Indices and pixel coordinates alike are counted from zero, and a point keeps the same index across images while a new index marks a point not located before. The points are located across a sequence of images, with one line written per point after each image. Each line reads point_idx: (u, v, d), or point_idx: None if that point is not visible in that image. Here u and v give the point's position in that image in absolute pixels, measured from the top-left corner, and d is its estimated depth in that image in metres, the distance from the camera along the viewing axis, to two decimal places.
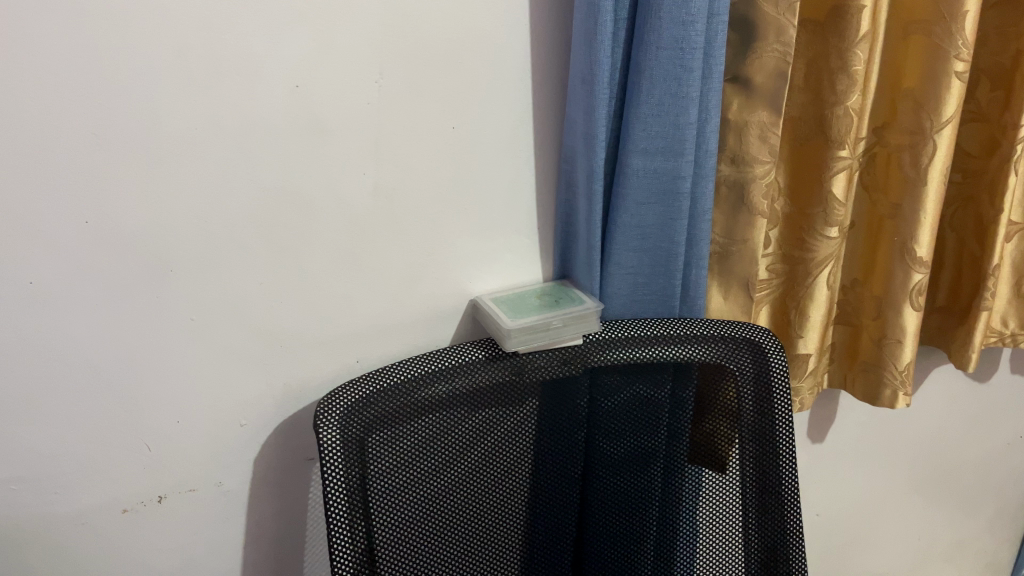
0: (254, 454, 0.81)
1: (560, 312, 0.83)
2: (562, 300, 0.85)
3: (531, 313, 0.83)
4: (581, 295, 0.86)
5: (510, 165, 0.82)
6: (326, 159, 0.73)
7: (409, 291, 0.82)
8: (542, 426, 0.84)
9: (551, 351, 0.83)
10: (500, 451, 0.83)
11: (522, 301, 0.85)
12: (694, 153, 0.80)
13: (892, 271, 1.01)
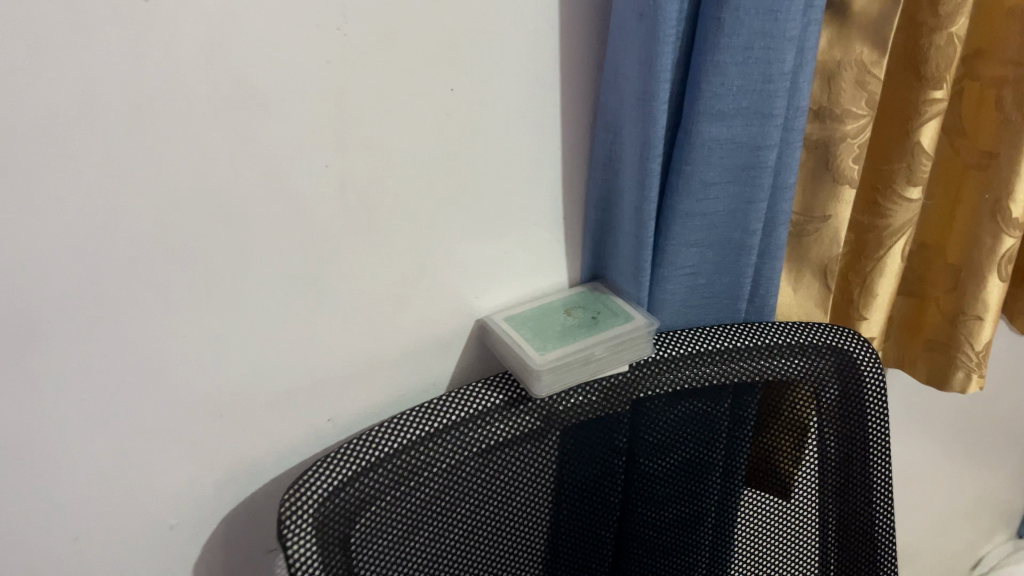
0: (194, 556, 0.59)
1: (603, 334, 0.61)
2: (601, 314, 0.64)
3: (564, 340, 0.61)
4: (626, 305, 0.64)
5: (528, 138, 0.58)
6: (269, 153, 0.49)
7: (394, 316, 0.60)
8: (580, 486, 0.64)
9: (589, 385, 0.63)
10: (527, 521, 0.63)
11: (549, 319, 0.63)
12: (783, 113, 0.58)
13: (977, 235, 0.82)
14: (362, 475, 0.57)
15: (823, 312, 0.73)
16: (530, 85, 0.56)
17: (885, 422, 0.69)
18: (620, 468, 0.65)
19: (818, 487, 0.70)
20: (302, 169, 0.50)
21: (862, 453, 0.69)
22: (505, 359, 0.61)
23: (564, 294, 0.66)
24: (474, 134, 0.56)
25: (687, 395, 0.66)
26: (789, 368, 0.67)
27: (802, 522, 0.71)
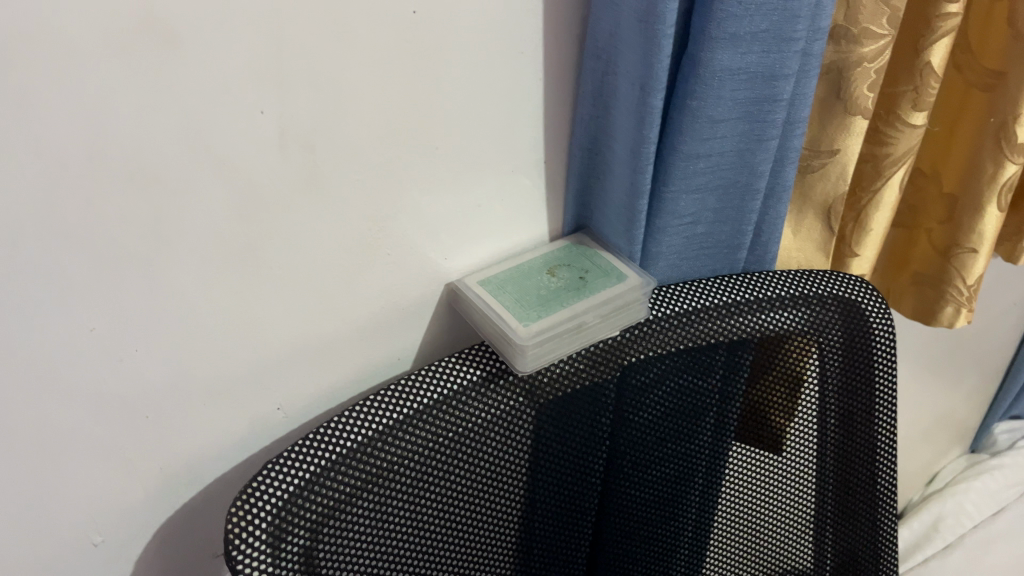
0: (128, 557, 0.52)
1: (595, 300, 0.56)
2: (590, 273, 0.58)
3: (552, 308, 0.55)
4: (617, 262, 0.58)
5: (505, 71, 0.49)
6: (187, 100, 0.39)
7: (349, 286, 0.51)
8: (567, 459, 0.57)
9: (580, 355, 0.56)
10: (511, 504, 0.57)
11: (532, 284, 0.57)
12: (805, 35, 0.49)
13: (977, 162, 0.75)
14: (325, 474, 0.49)
15: (825, 255, 0.67)
16: (508, 7, 0.46)
17: (893, 375, 0.64)
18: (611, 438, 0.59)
19: (821, 448, 0.65)
20: (231, 121, 0.41)
21: (867, 409, 0.64)
22: (487, 333, 0.55)
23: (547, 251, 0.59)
24: (444, 68, 0.46)
25: (685, 359, 0.59)
26: (795, 323, 0.61)
27: (801, 482, 0.66)
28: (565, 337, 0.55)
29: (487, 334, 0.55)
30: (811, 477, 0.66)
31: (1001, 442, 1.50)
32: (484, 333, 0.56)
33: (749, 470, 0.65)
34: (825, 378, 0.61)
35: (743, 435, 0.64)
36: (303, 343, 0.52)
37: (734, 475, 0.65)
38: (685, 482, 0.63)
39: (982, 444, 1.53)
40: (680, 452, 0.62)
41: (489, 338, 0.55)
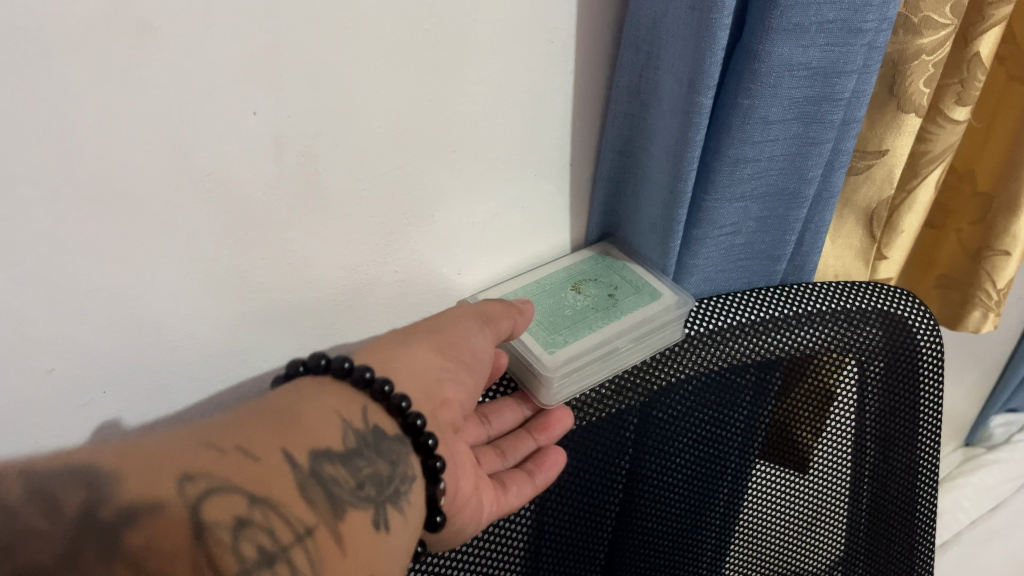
0: None
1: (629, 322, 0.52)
2: (619, 290, 0.54)
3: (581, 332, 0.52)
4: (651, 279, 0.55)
5: (532, 64, 0.43)
6: (165, 100, 0.32)
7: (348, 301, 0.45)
8: (585, 488, 0.52)
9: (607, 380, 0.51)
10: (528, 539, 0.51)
11: (558, 301, 0.53)
12: (874, 27, 0.43)
13: (1016, 161, 0.70)
14: None
15: (864, 264, 0.61)
16: None
17: (938, 395, 0.59)
18: (635, 467, 0.53)
19: (857, 472, 0.60)
20: (219, 125, 0.34)
21: (908, 431, 0.60)
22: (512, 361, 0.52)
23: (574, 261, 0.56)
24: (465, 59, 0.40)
25: (718, 380, 0.53)
26: (836, 341, 0.55)
27: (834, 507, 0.61)
28: (598, 362, 0.51)
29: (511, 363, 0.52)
30: (844, 502, 0.61)
31: (997, 436, 1.48)
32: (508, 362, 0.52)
33: (783, 500, 0.59)
34: (865, 398, 0.56)
35: (779, 463, 0.58)
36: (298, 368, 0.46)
37: (765, 504, 0.59)
38: (712, 512, 0.58)
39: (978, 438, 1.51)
40: (710, 480, 0.57)
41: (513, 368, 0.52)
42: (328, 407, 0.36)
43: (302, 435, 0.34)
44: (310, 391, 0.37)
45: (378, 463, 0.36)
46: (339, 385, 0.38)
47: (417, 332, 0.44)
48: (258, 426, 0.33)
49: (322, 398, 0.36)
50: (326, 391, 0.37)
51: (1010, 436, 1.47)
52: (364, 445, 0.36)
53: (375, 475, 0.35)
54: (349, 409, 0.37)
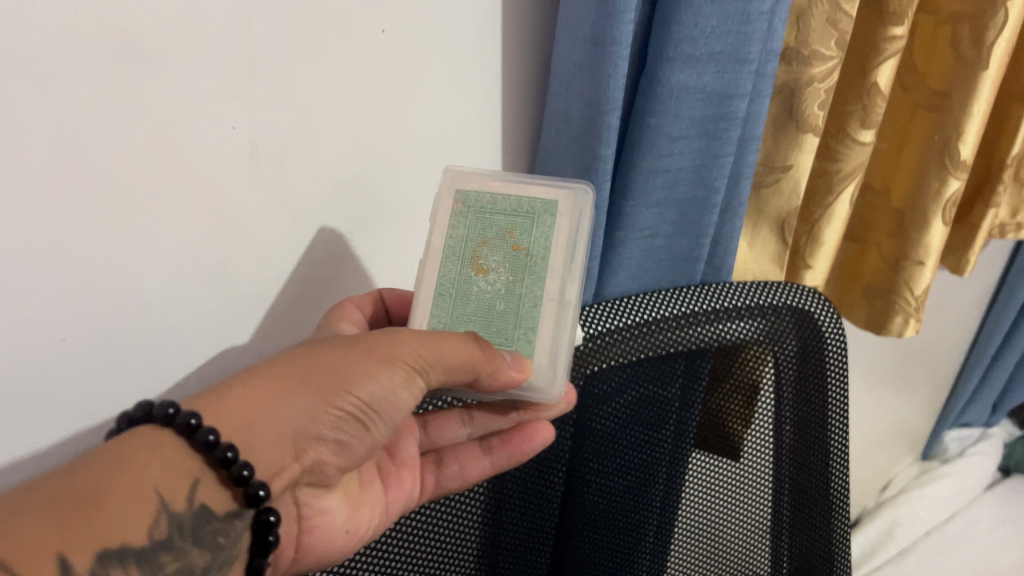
0: None
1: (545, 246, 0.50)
2: (517, 226, 0.51)
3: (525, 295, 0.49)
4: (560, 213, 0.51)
5: (461, 88, 0.52)
6: (162, 116, 0.40)
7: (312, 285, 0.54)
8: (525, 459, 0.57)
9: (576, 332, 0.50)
10: (473, 523, 0.56)
11: (476, 299, 0.50)
12: (759, 57, 0.51)
13: (925, 180, 0.78)
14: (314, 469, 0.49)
15: (779, 268, 0.69)
16: (465, 21, 0.49)
17: (845, 385, 0.65)
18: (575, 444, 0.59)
19: (778, 459, 0.65)
20: (200, 135, 0.42)
21: (823, 420, 0.65)
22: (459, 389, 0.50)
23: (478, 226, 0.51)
24: (404, 79, 0.49)
25: (646, 367, 0.60)
26: (749, 332, 0.63)
27: (758, 488, 0.66)
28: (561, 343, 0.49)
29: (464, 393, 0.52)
30: (768, 484, 0.66)
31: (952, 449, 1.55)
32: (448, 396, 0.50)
33: (710, 483, 0.65)
34: (779, 381, 0.62)
35: (712, 449, 0.64)
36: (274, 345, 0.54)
37: (699, 486, 0.64)
38: (651, 498, 0.62)
39: (934, 451, 1.58)
40: (650, 464, 0.62)
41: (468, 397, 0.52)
42: (148, 480, 0.36)
43: (110, 526, 0.34)
44: (141, 451, 0.37)
45: (190, 552, 0.38)
46: (176, 442, 0.38)
47: (369, 352, 0.44)
48: (69, 503, 0.33)
49: (150, 468, 0.37)
50: (157, 454, 0.37)
51: (963, 449, 1.53)
52: (178, 533, 0.37)
53: (182, 566, 0.37)
54: (174, 482, 0.37)
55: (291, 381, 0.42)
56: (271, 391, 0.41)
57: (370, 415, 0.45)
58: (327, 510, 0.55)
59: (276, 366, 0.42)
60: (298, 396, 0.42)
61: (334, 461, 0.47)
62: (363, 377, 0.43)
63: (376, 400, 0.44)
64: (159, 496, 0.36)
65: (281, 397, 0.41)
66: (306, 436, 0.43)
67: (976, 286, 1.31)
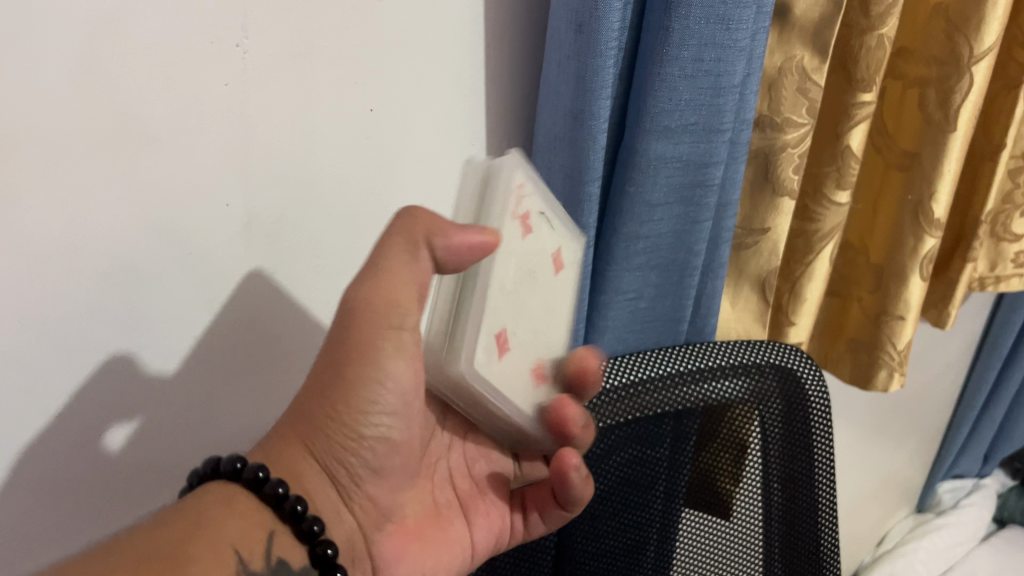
0: None
1: (521, 243, 0.47)
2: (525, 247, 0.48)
3: (527, 292, 0.47)
4: (531, 214, 0.47)
5: (450, 160, 0.54)
6: (160, 194, 0.42)
7: (305, 351, 0.55)
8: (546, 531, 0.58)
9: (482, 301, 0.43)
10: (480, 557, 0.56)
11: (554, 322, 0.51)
12: (731, 127, 0.53)
13: (900, 238, 0.80)
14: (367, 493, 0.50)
15: (761, 325, 0.71)
16: (452, 96, 0.51)
17: (829, 440, 0.64)
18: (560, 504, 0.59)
19: (768, 516, 0.64)
20: (198, 210, 0.43)
21: (808, 474, 0.64)
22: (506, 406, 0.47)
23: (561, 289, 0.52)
24: (392, 152, 0.51)
25: (638, 428, 0.59)
26: (736, 390, 0.62)
27: (749, 553, 0.64)
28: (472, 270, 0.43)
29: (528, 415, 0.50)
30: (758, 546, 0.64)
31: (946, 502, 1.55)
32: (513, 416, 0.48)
33: (706, 545, 0.62)
34: (759, 436, 0.62)
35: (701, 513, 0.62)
36: (269, 409, 0.55)
37: (691, 552, 0.62)
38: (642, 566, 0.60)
39: (927, 504, 1.58)
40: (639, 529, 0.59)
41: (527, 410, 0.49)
42: (224, 540, 0.38)
43: None
44: (211, 509, 0.40)
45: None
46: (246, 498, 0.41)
47: (343, 380, 0.45)
48: (147, 556, 0.35)
49: (224, 527, 0.39)
50: (228, 509, 0.40)
51: (956, 501, 1.52)
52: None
53: None
54: (246, 541, 0.39)
55: (308, 428, 0.45)
56: (297, 445, 0.46)
57: (397, 424, 0.48)
58: (401, 556, 0.53)
59: (287, 415, 0.47)
60: (322, 441, 0.46)
61: (382, 486, 0.51)
62: (363, 406, 0.45)
63: (395, 406, 0.47)
64: (235, 554, 0.38)
65: (307, 454, 0.46)
66: (341, 469, 0.47)
67: (959, 337, 1.33)
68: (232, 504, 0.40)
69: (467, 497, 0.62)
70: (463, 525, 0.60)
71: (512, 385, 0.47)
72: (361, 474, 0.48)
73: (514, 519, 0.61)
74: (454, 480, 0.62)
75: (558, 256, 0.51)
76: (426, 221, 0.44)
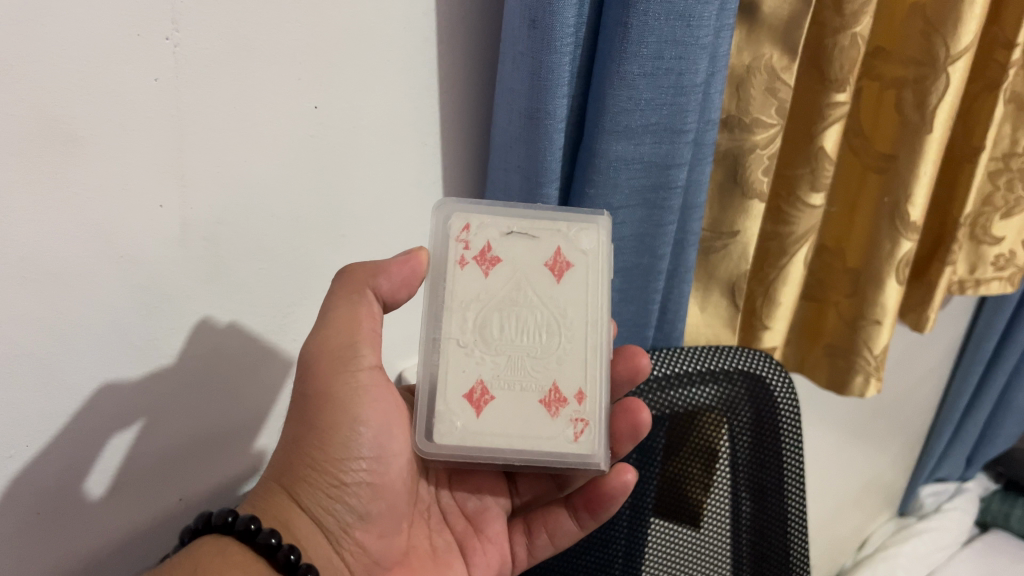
0: None
1: (484, 280, 0.50)
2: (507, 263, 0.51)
3: (502, 312, 0.50)
4: (494, 244, 0.51)
5: (402, 159, 0.53)
6: (88, 196, 0.40)
7: (265, 364, 0.54)
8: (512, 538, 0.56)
9: (448, 324, 0.49)
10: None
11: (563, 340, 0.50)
12: (695, 127, 0.51)
13: (877, 242, 0.79)
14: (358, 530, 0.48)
15: (731, 331, 0.69)
16: (402, 94, 0.50)
17: (799, 448, 0.60)
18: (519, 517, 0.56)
19: (732, 529, 0.59)
20: (131, 214, 0.42)
21: (776, 487, 0.59)
22: (507, 451, 0.47)
23: (575, 303, 0.51)
24: (339, 152, 0.49)
25: None
26: (704, 399, 0.58)
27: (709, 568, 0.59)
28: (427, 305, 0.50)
29: (552, 451, 0.47)
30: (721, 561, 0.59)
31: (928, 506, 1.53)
32: (523, 459, 0.47)
33: (676, 562, 0.58)
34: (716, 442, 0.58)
35: (663, 517, 0.57)
36: (233, 421, 0.54)
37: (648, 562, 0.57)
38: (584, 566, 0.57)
39: (909, 507, 1.57)
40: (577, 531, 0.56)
41: (548, 447, 0.47)
42: None
43: None
44: (211, 561, 0.42)
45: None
46: (239, 546, 0.43)
47: (316, 427, 0.46)
48: None
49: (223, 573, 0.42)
50: (226, 559, 0.42)
51: (939, 504, 1.51)
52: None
53: None
54: None
55: (293, 479, 0.46)
56: (284, 496, 0.46)
57: (379, 460, 0.48)
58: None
59: (272, 467, 0.48)
60: (308, 492, 0.46)
61: (373, 531, 0.49)
62: (341, 451, 0.46)
63: (374, 447, 0.47)
64: None
65: (294, 502, 0.46)
66: (321, 511, 0.47)
67: (941, 342, 1.31)
68: (228, 554, 0.43)
69: (463, 537, 0.55)
70: (462, 567, 0.54)
71: (508, 430, 0.47)
72: (346, 518, 0.48)
73: (517, 546, 0.55)
74: (448, 518, 0.55)
75: (560, 261, 0.51)
76: (357, 275, 0.46)
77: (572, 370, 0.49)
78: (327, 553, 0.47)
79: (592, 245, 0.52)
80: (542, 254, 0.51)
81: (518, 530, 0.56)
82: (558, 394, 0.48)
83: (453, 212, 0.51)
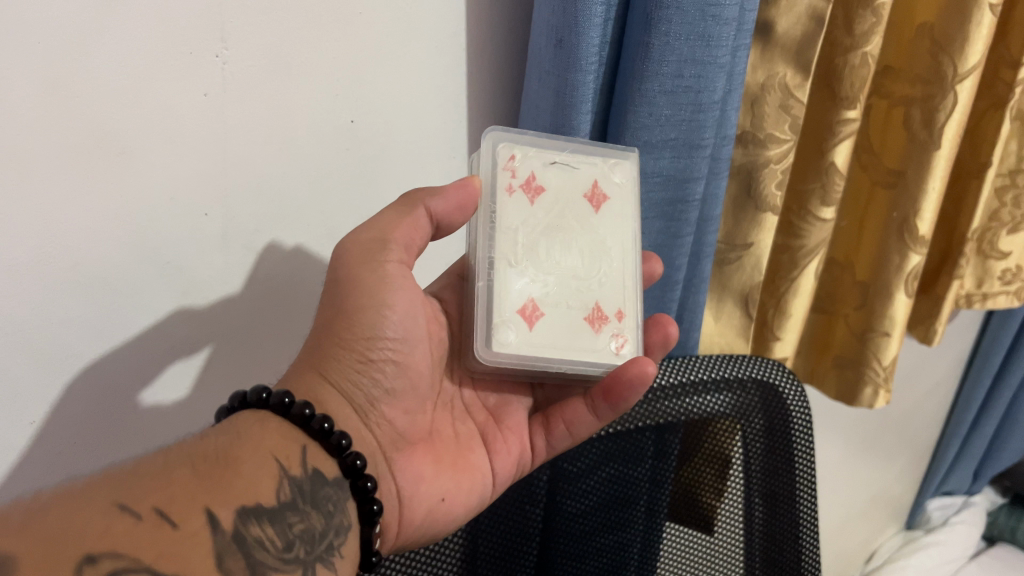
0: None
1: (530, 208, 0.52)
2: (551, 197, 0.53)
3: (549, 231, 0.52)
4: (537, 174, 0.53)
5: (431, 173, 0.55)
6: (136, 206, 0.42)
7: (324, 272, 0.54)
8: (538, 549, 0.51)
9: (495, 244, 0.50)
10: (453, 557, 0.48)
11: (603, 254, 0.53)
12: (713, 143, 0.53)
13: (885, 255, 0.80)
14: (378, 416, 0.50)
15: (745, 340, 0.71)
16: (432, 110, 0.52)
17: (812, 457, 0.60)
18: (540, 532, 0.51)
19: (748, 533, 0.58)
20: (175, 221, 0.44)
21: (789, 490, 0.59)
22: (558, 359, 0.50)
23: (610, 231, 0.54)
24: (371, 163, 0.51)
25: (614, 442, 0.53)
26: (717, 406, 0.57)
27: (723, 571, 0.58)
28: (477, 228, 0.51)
29: (595, 361, 0.51)
30: (735, 564, 0.58)
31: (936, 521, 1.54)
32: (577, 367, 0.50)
33: (687, 561, 0.57)
34: (734, 446, 0.57)
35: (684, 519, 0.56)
36: None
37: (666, 564, 0.56)
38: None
39: (916, 520, 1.58)
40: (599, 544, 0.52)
41: (593, 358, 0.50)
42: (265, 450, 0.41)
43: (241, 483, 0.38)
44: (252, 432, 0.42)
45: (311, 516, 0.41)
46: (278, 421, 0.44)
47: (345, 310, 0.47)
48: (203, 463, 0.38)
49: (263, 439, 0.42)
50: (265, 429, 0.43)
51: (946, 517, 1.52)
52: (299, 496, 0.41)
53: (307, 527, 0.40)
54: (287, 455, 0.42)
55: (322, 358, 0.47)
56: (313, 373, 0.47)
57: (405, 348, 0.49)
58: (422, 478, 0.52)
59: (304, 350, 0.49)
60: (336, 366, 0.47)
61: (398, 407, 0.51)
62: (369, 331, 0.47)
63: (400, 329, 0.48)
64: (277, 462, 0.41)
65: (323, 379, 0.47)
66: (351, 391, 0.48)
67: (949, 355, 1.33)
68: (266, 423, 0.43)
69: (484, 428, 0.58)
70: (483, 454, 0.56)
71: (558, 342, 0.50)
72: (376, 395, 0.49)
73: (535, 438, 0.57)
74: (470, 410, 0.59)
75: (598, 193, 0.54)
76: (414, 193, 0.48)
77: (612, 292, 0.53)
78: (357, 426, 0.48)
79: (623, 179, 0.53)
80: (580, 186, 0.54)
81: (537, 426, 0.58)
82: (600, 312, 0.52)
83: (503, 137, 0.51)
